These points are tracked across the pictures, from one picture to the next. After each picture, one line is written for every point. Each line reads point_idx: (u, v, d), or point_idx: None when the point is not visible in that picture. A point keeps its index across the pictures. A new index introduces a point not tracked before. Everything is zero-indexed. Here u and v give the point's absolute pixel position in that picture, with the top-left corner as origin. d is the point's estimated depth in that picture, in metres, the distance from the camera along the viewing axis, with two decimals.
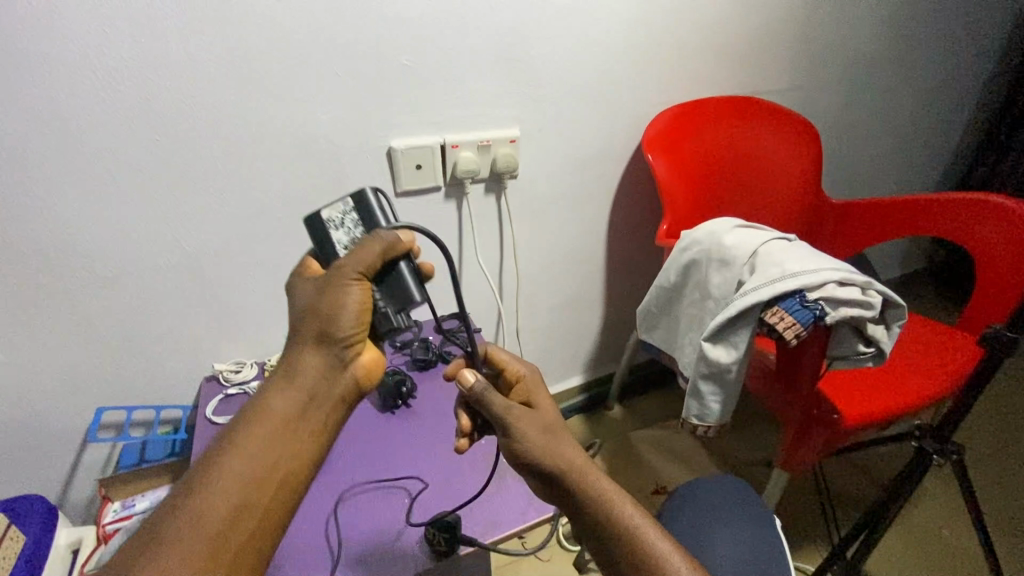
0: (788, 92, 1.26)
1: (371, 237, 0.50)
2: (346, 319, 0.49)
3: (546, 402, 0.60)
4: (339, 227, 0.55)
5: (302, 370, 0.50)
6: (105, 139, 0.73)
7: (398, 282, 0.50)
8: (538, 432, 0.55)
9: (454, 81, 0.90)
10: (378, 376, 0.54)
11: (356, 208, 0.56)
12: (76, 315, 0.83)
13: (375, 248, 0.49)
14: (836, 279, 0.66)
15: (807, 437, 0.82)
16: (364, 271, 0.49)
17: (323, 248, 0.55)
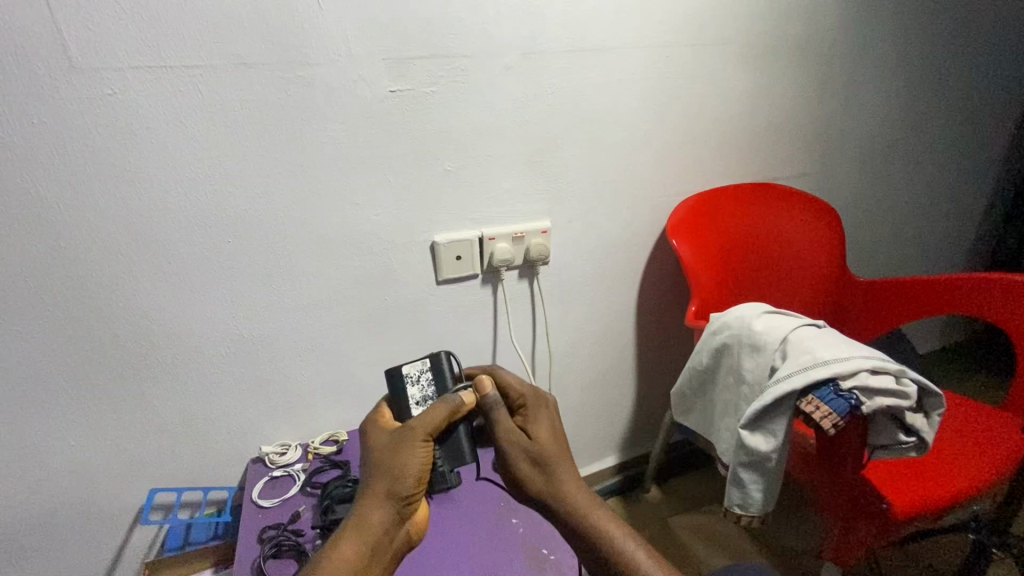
0: (805, 176, 1.33)
1: (440, 402, 0.66)
2: (409, 475, 0.61)
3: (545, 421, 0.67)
4: (415, 383, 0.72)
5: (371, 520, 0.59)
6: (187, 243, 0.83)
7: (455, 441, 0.69)
8: (538, 450, 0.65)
9: (492, 182, 0.99)
10: (423, 533, 0.65)
11: (430, 368, 0.73)
12: (143, 399, 0.89)
13: (441, 409, 0.65)
14: (869, 367, 0.68)
15: (857, 528, 0.79)
16: (430, 432, 0.64)
17: (399, 401, 0.71)
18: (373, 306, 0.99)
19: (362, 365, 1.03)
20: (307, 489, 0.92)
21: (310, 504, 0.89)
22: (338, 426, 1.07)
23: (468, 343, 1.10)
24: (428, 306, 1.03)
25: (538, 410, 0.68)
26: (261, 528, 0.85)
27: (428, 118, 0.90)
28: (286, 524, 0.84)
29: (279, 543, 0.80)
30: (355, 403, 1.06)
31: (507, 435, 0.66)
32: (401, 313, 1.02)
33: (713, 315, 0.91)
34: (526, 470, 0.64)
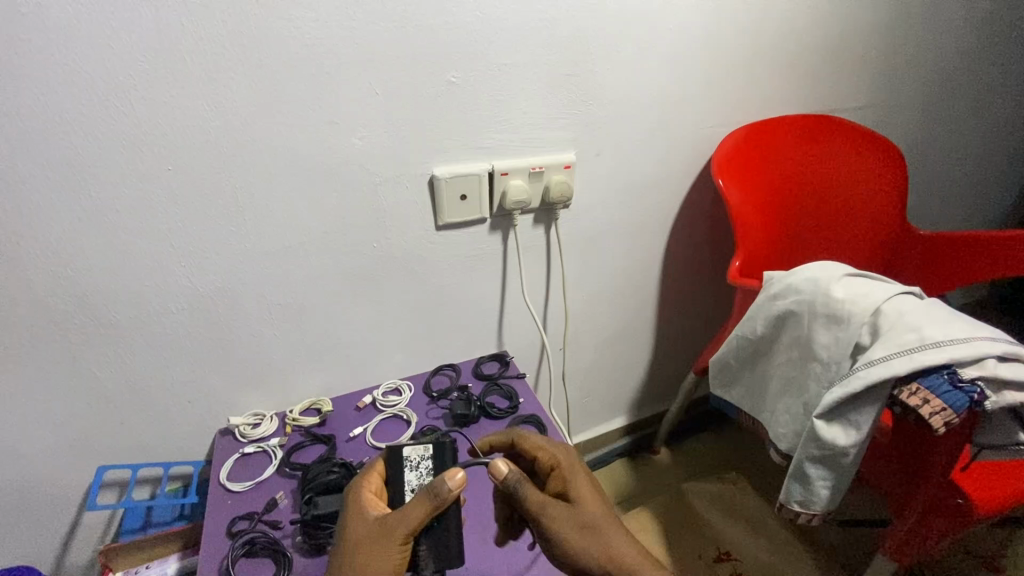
0: (867, 109, 1.13)
1: (421, 497, 0.50)
2: None
3: (581, 486, 0.57)
4: (413, 467, 0.57)
5: None
6: (110, 171, 0.63)
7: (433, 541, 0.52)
8: (572, 528, 0.53)
9: (507, 99, 0.78)
10: None
11: (433, 454, 0.58)
12: (75, 366, 0.72)
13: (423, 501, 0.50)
14: (997, 353, 0.54)
15: (927, 527, 0.69)
16: (409, 533, 0.50)
17: (394, 485, 0.56)
18: (359, 253, 0.81)
19: (347, 324, 0.86)
20: (285, 470, 0.78)
21: (289, 489, 0.75)
22: (320, 392, 0.91)
23: (472, 299, 0.94)
24: (425, 255, 0.85)
25: (575, 467, 0.58)
26: (231, 518, 0.71)
27: (426, 6, 0.68)
28: (260, 514, 0.71)
29: (252, 541, 0.66)
30: (339, 367, 0.90)
31: (545, 505, 0.54)
32: (394, 263, 0.84)
33: (773, 274, 0.75)
34: (558, 531, 0.53)
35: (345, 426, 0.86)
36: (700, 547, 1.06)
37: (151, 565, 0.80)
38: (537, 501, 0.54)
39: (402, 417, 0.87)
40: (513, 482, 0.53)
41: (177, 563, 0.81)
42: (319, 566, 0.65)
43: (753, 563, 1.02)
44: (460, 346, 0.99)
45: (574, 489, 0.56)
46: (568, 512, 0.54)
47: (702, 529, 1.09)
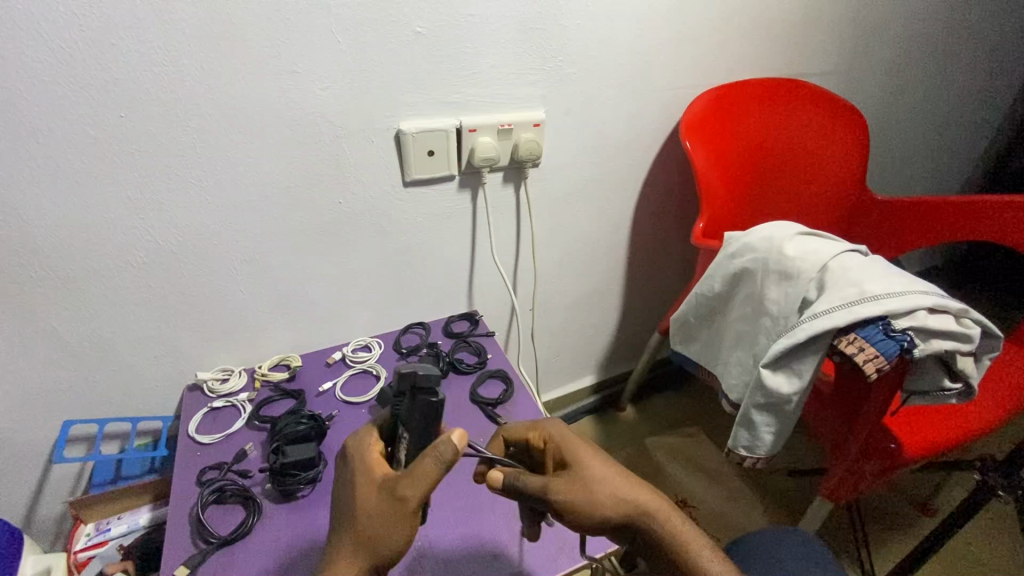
0: (834, 75, 1.14)
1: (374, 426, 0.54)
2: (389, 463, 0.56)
3: (579, 447, 0.55)
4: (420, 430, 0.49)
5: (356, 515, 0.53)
6: (58, 118, 0.60)
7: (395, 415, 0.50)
8: (583, 492, 0.51)
9: (475, 52, 0.77)
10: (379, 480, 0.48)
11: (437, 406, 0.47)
12: (33, 321, 0.71)
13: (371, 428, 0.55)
14: (928, 306, 0.58)
15: (862, 469, 0.74)
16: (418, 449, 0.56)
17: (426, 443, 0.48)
18: (324, 208, 0.80)
19: (315, 280, 0.86)
20: (254, 423, 0.79)
21: (258, 441, 0.76)
22: (289, 349, 0.92)
23: (441, 257, 0.94)
24: (393, 211, 0.85)
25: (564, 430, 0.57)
26: (201, 468, 0.72)
27: None
28: (229, 464, 0.72)
29: (221, 489, 0.68)
30: (308, 324, 0.91)
31: (547, 482, 0.51)
32: (361, 219, 0.84)
33: (733, 234, 0.77)
34: (570, 497, 0.51)
35: (314, 381, 0.87)
36: None
37: (122, 517, 0.81)
38: (536, 480, 0.52)
39: (371, 372, 0.88)
40: (513, 476, 0.52)
41: (149, 513, 0.82)
42: (288, 510, 0.67)
43: (706, 509, 1.08)
44: (430, 304, 1.00)
45: (572, 451, 0.55)
46: (570, 478, 0.52)
47: (662, 480, 1.15)
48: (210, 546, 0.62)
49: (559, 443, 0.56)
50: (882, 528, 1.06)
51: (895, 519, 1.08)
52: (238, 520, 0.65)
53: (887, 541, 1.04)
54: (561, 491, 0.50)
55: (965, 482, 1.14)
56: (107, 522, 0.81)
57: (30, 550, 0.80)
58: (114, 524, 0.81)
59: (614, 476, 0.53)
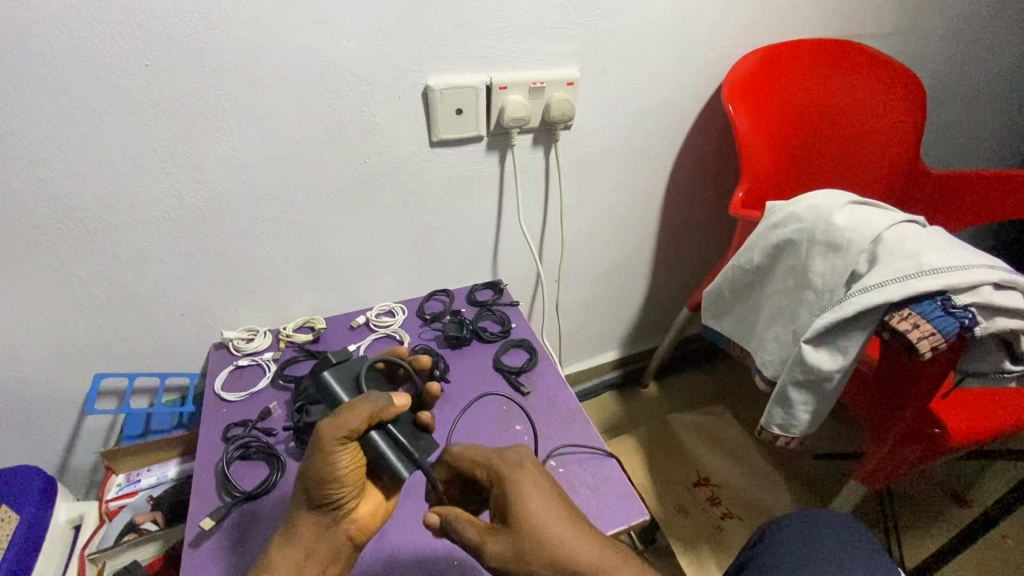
0: (891, 37, 1.06)
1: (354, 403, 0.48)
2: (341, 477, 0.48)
3: (519, 502, 0.47)
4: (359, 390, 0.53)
5: (320, 528, 0.49)
6: (84, 64, 0.59)
7: (380, 446, 0.49)
8: (507, 552, 0.45)
9: (507, 4, 0.73)
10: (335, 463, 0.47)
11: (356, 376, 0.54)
12: (64, 274, 0.72)
13: (361, 413, 0.47)
14: (993, 281, 0.54)
15: (902, 453, 0.71)
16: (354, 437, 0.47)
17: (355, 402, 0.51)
18: (349, 167, 0.78)
19: (339, 242, 0.85)
20: (279, 383, 0.79)
21: (282, 400, 0.76)
22: (313, 312, 0.92)
23: (467, 223, 0.92)
24: (420, 173, 0.83)
25: (514, 473, 0.49)
26: (226, 424, 0.73)
27: None
28: (254, 421, 0.72)
29: (246, 445, 0.68)
30: (332, 286, 0.90)
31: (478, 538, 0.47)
32: (387, 180, 0.81)
33: (775, 203, 0.73)
34: (495, 557, 0.46)
35: (338, 343, 0.86)
36: (680, 473, 1.10)
37: (151, 469, 0.83)
38: (471, 532, 0.48)
39: (394, 337, 0.87)
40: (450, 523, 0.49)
41: (177, 466, 0.84)
42: None
43: (729, 487, 1.06)
44: (455, 272, 0.98)
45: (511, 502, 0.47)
46: (501, 535, 0.46)
47: (684, 456, 1.13)
48: (234, 499, 0.62)
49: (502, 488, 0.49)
50: (914, 519, 1.03)
51: (928, 509, 1.04)
52: (262, 476, 0.66)
53: (917, 529, 1.01)
54: (489, 549, 0.46)
55: (1004, 474, 1.09)
56: (137, 474, 0.83)
57: (64, 497, 0.83)
58: (143, 476, 0.83)
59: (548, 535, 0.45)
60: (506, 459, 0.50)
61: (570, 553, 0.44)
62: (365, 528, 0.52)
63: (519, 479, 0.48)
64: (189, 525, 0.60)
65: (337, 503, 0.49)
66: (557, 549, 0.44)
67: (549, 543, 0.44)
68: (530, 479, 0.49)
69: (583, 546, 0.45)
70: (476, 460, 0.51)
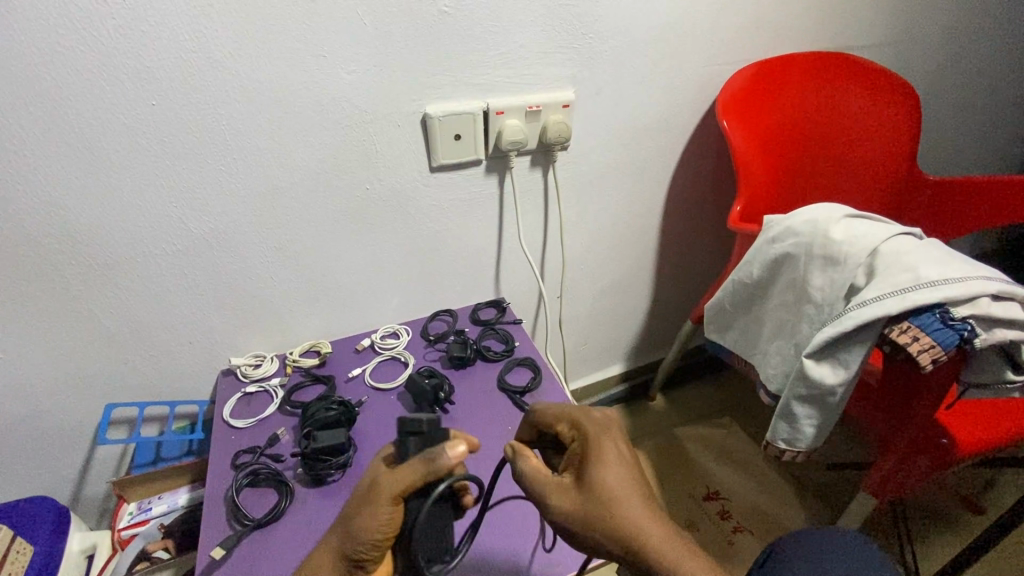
0: (883, 47, 1.07)
1: (412, 463, 0.47)
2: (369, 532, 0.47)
3: (597, 470, 0.48)
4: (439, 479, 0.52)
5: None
6: (95, 106, 0.61)
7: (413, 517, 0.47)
8: (575, 507, 0.47)
9: (502, 31, 0.75)
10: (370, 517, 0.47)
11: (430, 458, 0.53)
12: (76, 307, 0.73)
13: (411, 474, 0.47)
14: (991, 293, 0.54)
15: (911, 465, 0.71)
16: (395, 495, 0.47)
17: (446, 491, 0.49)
18: (351, 195, 0.80)
19: (343, 267, 0.87)
20: (286, 408, 0.80)
21: (290, 426, 0.77)
22: (319, 336, 0.93)
23: (469, 243, 0.93)
24: (420, 197, 0.84)
25: (597, 436, 0.50)
26: (235, 451, 0.73)
27: None
28: (262, 448, 0.73)
29: (255, 472, 0.69)
30: (337, 310, 0.91)
31: (545, 491, 0.48)
32: (387, 205, 0.83)
33: (772, 217, 0.73)
34: (563, 512, 0.47)
35: (344, 366, 0.87)
36: (690, 487, 1.09)
37: (162, 496, 0.84)
38: (542, 480, 0.49)
39: (399, 359, 0.88)
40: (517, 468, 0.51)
41: (187, 494, 0.84)
42: (319, 495, 0.67)
43: (741, 502, 1.05)
44: (458, 291, 0.99)
45: (589, 465, 0.48)
46: (571, 493, 0.48)
47: (693, 470, 1.13)
48: (243, 529, 0.63)
49: (582, 449, 0.50)
50: (928, 529, 1.02)
51: (943, 518, 1.03)
52: (271, 503, 0.66)
53: (931, 540, 1.00)
54: (554, 503, 0.47)
55: (1018, 480, 1.08)
56: (148, 502, 0.84)
57: (77, 526, 0.84)
58: (155, 504, 0.83)
59: (615, 500, 0.47)
60: (591, 419, 0.52)
61: (633, 524, 0.46)
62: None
63: (600, 443, 0.49)
64: (199, 555, 0.60)
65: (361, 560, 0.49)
66: (624, 516, 0.46)
67: (615, 511, 0.46)
68: (611, 446, 0.49)
69: (644, 518, 0.46)
70: (563, 418, 0.53)
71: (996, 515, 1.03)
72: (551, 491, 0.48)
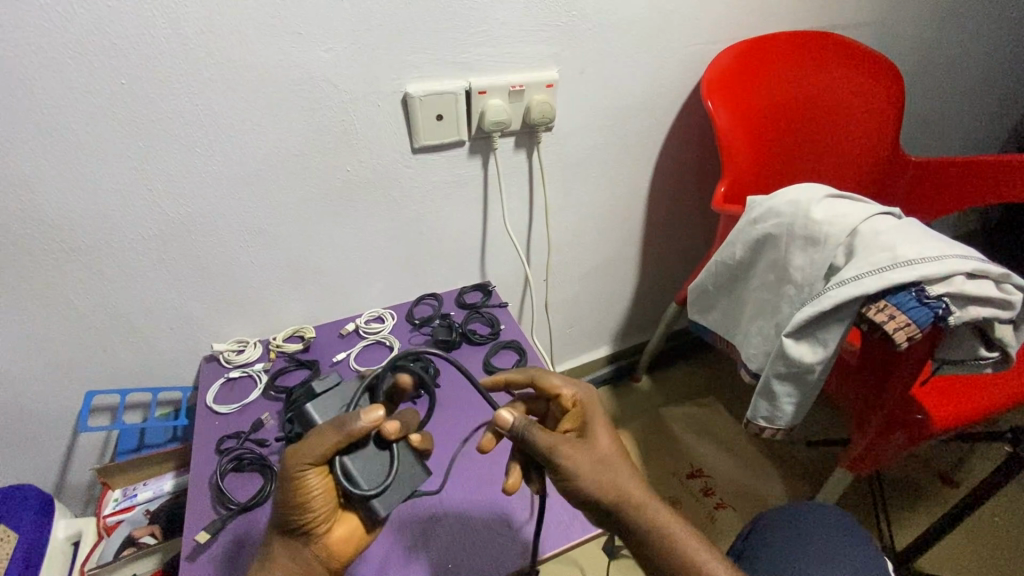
0: (868, 26, 1.07)
1: (317, 430, 0.46)
2: (299, 499, 0.48)
3: (603, 431, 0.52)
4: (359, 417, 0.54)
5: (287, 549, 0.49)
6: (60, 87, 0.59)
7: (337, 470, 0.47)
8: (586, 461, 0.48)
9: (483, 8, 0.73)
10: (293, 487, 0.47)
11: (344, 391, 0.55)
12: (49, 295, 0.72)
13: (320, 439, 0.46)
14: (966, 271, 0.55)
15: (888, 440, 0.72)
16: (314, 460, 0.46)
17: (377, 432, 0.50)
18: (332, 178, 0.78)
19: (325, 251, 0.86)
20: (270, 393, 0.79)
21: (274, 411, 0.77)
22: (303, 321, 0.92)
23: (452, 226, 0.93)
24: (403, 180, 0.83)
25: (593, 409, 0.54)
26: (218, 437, 0.73)
27: None
28: (246, 433, 0.73)
29: (239, 457, 0.68)
30: (321, 295, 0.91)
31: (556, 443, 0.48)
32: (369, 187, 0.82)
33: (755, 198, 0.73)
34: (570, 463, 0.48)
35: (328, 351, 0.87)
36: (675, 466, 1.11)
37: (147, 483, 0.83)
38: (549, 434, 0.49)
39: (384, 343, 0.87)
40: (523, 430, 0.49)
41: (173, 480, 0.84)
42: None
43: (724, 479, 1.07)
44: (443, 275, 0.99)
45: (593, 426, 0.53)
46: (580, 446, 0.50)
47: (678, 449, 1.14)
48: (229, 512, 0.63)
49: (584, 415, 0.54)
50: (905, 502, 1.05)
51: (920, 493, 1.06)
52: (256, 488, 0.66)
53: (909, 513, 1.03)
54: (567, 452, 0.48)
55: (992, 453, 1.11)
56: (133, 488, 0.83)
57: (61, 514, 0.84)
58: (140, 490, 0.83)
59: (618, 462, 0.50)
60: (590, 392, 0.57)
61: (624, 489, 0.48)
62: (339, 556, 0.50)
63: (598, 414, 0.54)
64: (185, 539, 0.61)
65: (305, 528, 0.49)
66: (625, 471, 0.50)
67: (623, 465, 0.50)
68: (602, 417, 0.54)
69: (640, 477, 0.50)
70: (569, 389, 0.56)
71: (969, 488, 1.06)
72: (564, 442, 0.49)
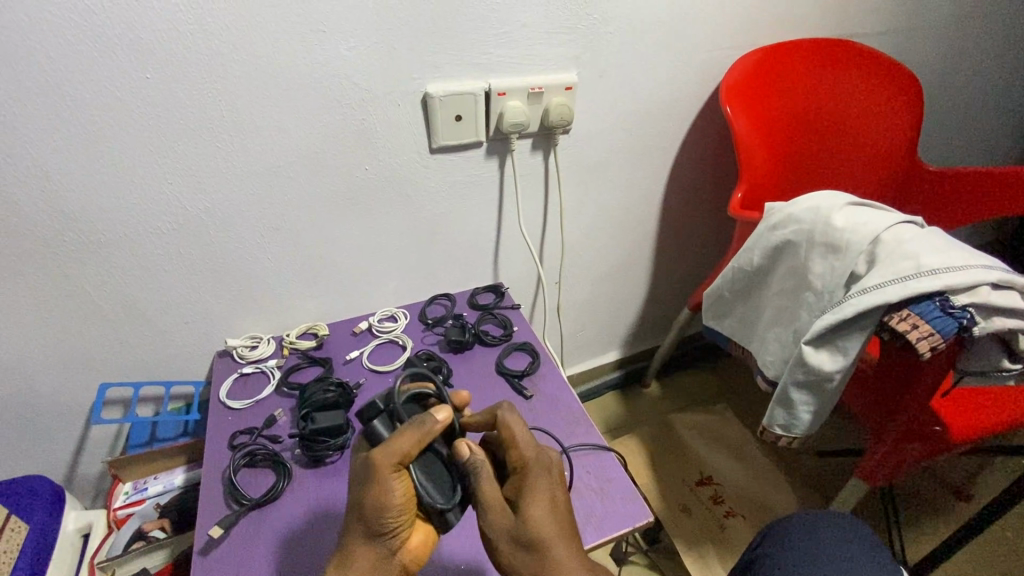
0: (887, 34, 1.06)
1: (401, 433, 0.47)
2: (387, 511, 0.46)
3: (540, 508, 0.48)
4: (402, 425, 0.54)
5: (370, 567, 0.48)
6: (86, 80, 0.60)
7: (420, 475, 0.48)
8: (507, 535, 0.47)
9: (504, 10, 0.73)
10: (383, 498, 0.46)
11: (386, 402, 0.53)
12: (68, 286, 0.72)
13: (405, 439, 0.46)
14: (991, 281, 0.54)
15: (905, 452, 0.72)
16: (399, 462, 0.46)
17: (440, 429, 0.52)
18: (349, 175, 0.79)
19: (341, 250, 0.86)
20: (284, 390, 0.79)
21: (287, 407, 0.77)
22: (316, 318, 0.92)
23: (467, 227, 0.93)
24: (419, 179, 0.83)
25: (541, 476, 0.50)
26: (231, 432, 0.73)
27: None
28: (259, 429, 0.73)
29: (252, 453, 0.68)
30: (335, 293, 0.91)
31: (486, 505, 0.48)
32: (386, 185, 0.82)
33: (774, 204, 0.73)
34: (493, 531, 0.48)
35: (342, 349, 0.87)
36: (684, 472, 1.10)
37: (158, 477, 0.84)
38: (488, 490, 0.49)
39: (397, 342, 0.87)
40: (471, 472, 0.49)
41: (183, 474, 0.84)
42: (317, 476, 0.67)
43: (734, 487, 1.06)
44: (457, 275, 0.99)
45: (532, 494, 0.49)
46: (508, 517, 0.48)
47: (687, 456, 1.14)
48: (242, 507, 0.63)
49: (529, 480, 0.50)
50: (917, 515, 1.04)
51: (932, 506, 1.05)
52: (269, 484, 0.66)
53: (922, 527, 1.02)
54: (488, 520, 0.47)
55: (1005, 468, 1.10)
56: (144, 482, 0.83)
57: (72, 505, 0.84)
58: (150, 483, 0.83)
59: (546, 543, 0.47)
60: (545, 456, 0.51)
61: (554, 569, 0.46)
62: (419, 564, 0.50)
63: (543, 487, 0.49)
64: (197, 534, 0.60)
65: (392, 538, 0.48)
66: (550, 554, 0.47)
67: (548, 551, 0.47)
68: (549, 488, 0.50)
69: (571, 564, 0.47)
70: (515, 449, 0.51)
71: (982, 502, 1.05)
72: (495, 508, 0.48)
